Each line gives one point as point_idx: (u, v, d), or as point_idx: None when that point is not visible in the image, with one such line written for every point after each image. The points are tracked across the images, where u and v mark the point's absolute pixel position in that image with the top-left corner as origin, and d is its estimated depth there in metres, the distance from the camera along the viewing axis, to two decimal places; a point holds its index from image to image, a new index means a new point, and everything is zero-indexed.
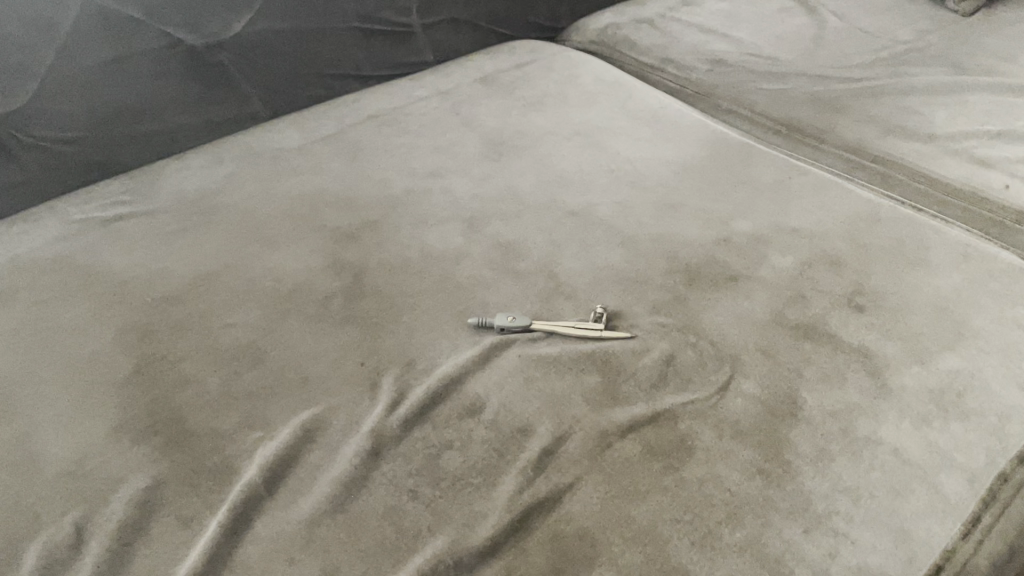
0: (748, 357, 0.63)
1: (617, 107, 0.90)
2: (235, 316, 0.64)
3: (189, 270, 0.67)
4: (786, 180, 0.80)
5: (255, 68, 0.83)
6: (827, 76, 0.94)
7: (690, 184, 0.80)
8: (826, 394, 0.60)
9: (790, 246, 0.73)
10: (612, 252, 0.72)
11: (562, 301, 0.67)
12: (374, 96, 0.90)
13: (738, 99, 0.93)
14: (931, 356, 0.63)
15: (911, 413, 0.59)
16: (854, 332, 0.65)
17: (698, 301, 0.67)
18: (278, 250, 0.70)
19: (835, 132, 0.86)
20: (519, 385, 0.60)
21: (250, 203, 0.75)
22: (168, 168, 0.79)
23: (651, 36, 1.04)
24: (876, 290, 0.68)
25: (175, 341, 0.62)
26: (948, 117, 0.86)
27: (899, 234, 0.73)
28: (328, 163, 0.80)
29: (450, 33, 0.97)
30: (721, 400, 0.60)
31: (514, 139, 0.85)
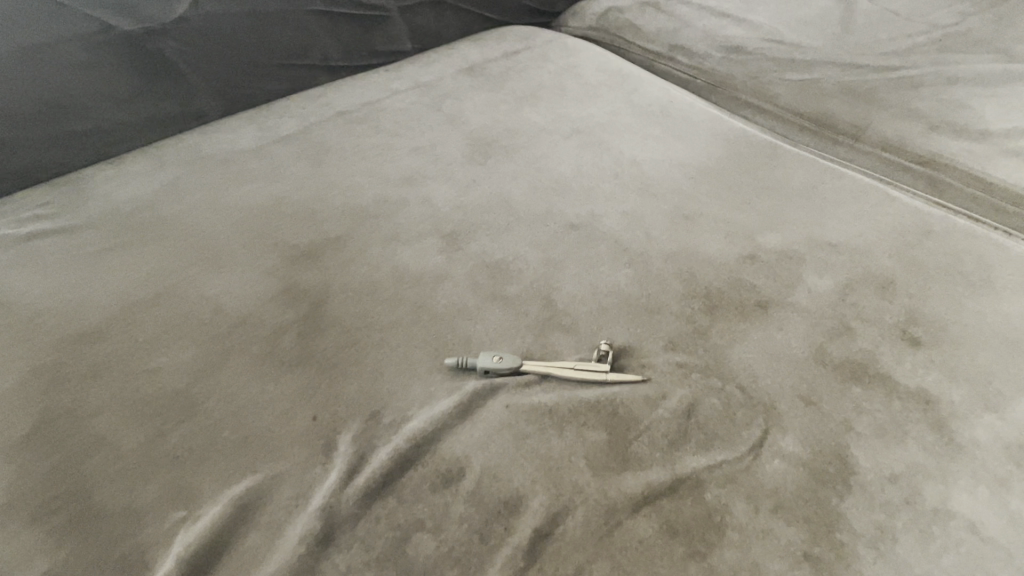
0: (785, 405, 0.52)
1: (622, 101, 0.79)
2: (164, 357, 0.52)
3: (112, 298, 0.56)
4: (819, 185, 0.69)
5: (206, 57, 0.71)
6: (859, 64, 0.82)
7: (707, 190, 0.69)
8: (882, 452, 0.49)
9: (829, 264, 0.62)
10: (617, 273, 0.61)
11: (560, 334, 0.56)
12: (344, 90, 0.78)
13: (758, 92, 0.81)
14: (1005, 403, 0.52)
15: (987, 476, 0.48)
16: (912, 371, 0.54)
17: (722, 335, 0.56)
18: (221, 273, 0.58)
19: (873, 128, 0.75)
20: (508, 444, 0.49)
21: (192, 214, 0.63)
22: (100, 173, 0.67)
23: (658, 20, 0.93)
24: (934, 318, 0.57)
25: (88, 390, 0.50)
26: (1002, 111, 0.75)
27: (955, 249, 0.62)
28: (287, 167, 0.68)
29: (432, 18, 0.86)
30: (754, 462, 0.49)
31: (504, 138, 0.73)
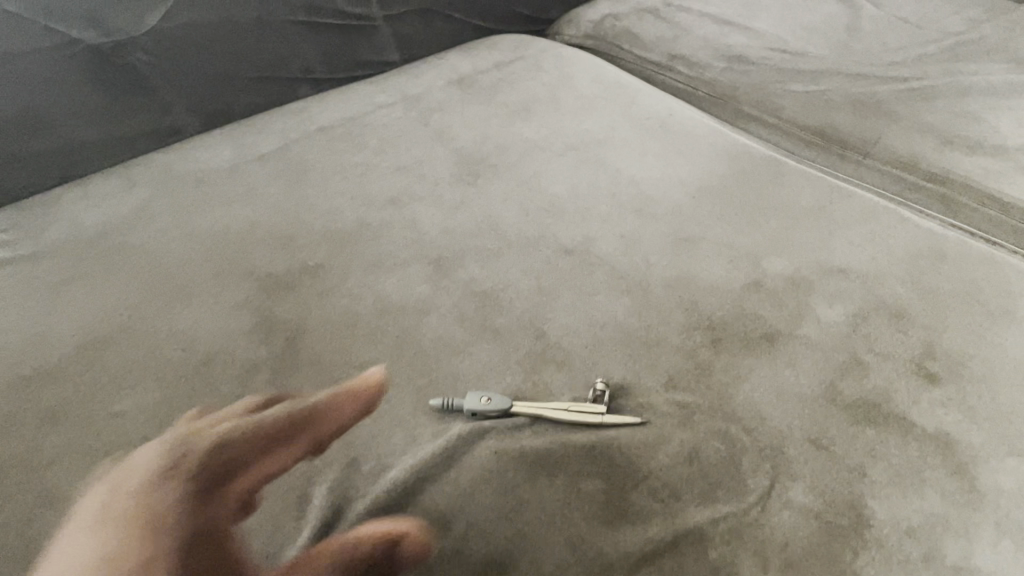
0: (794, 449, 0.48)
1: (618, 114, 0.75)
2: (127, 400, 0.49)
3: (74, 336, 0.53)
4: (826, 205, 0.65)
5: (180, 71, 0.68)
6: (867, 74, 0.79)
7: (709, 210, 0.65)
8: (900, 501, 0.46)
9: (839, 291, 0.58)
10: (614, 302, 0.57)
11: (553, 371, 0.53)
12: (327, 103, 0.75)
13: (761, 104, 0.78)
14: None
15: (1013, 528, 0.45)
16: (929, 411, 0.50)
17: (726, 371, 0.53)
18: (191, 306, 0.55)
19: (882, 143, 0.71)
20: (496, 495, 0.45)
21: (162, 242, 0.60)
22: (66, 196, 0.64)
23: (656, 27, 0.89)
24: (952, 352, 0.54)
25: (44, 439, 0.47)
26: (1017, 126, 0.71)
27: (972, 276, 0.59)
28: (265, 188, 0.65)
29: (420, 27, 0.82)
30: (762, 513, 0.45)
31: (495, 155, 0.70)
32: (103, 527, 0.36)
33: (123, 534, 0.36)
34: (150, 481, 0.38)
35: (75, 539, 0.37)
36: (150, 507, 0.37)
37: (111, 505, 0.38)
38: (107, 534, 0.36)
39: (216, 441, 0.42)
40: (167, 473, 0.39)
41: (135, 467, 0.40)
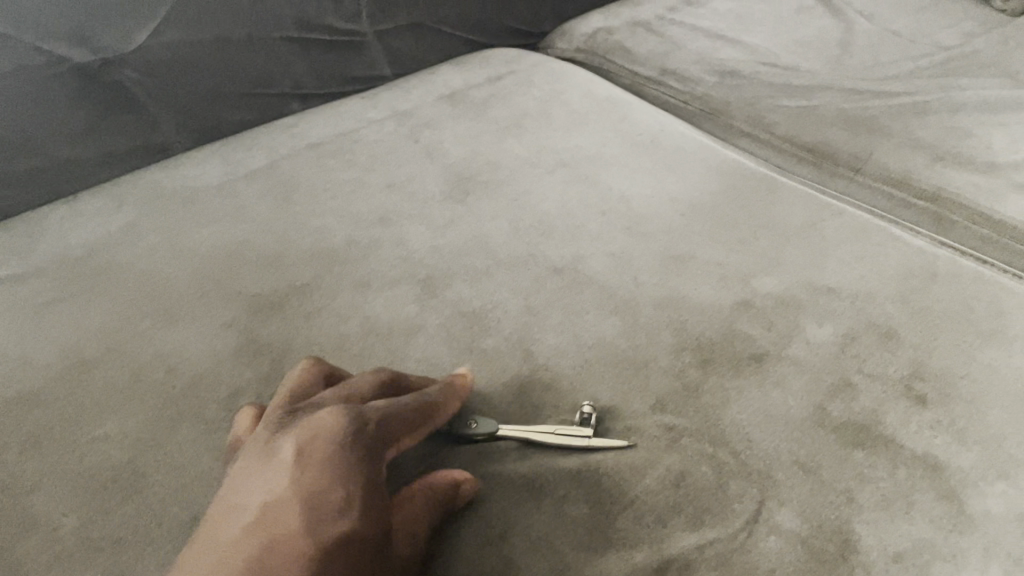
0: (781, 473, 0.48)
1: (610, 130, 0.75)
2: (111, 424, 0.49)
3: (59, 358, 0.52)
4: (818, 223, 0.65)
5: (168, 89, 0.68)
6: (860, 89, 0.79)
7: (700, 228, 0.65)
8: (888, 526, 0.45)
9: (829, 312, 0.58)
10: (603, 322, 0.57)
11: (540, 392, 0.52)
12: (317, 119, 0.74)
13: (754, 119, 0.78)
14: (1019, 469, 0.48)
15: (1000, 553, 0.45)
16: (917, 434, 0.50)
17: (714, 393, 0.52)
18: (177, 328, 0.55)
19: (874, 160, 0.71)
20: (481, 520, 0.45)
21: (148, 263, 0.59)
22: (53, 215, 0.63)
23: (648, 42, 0.89)
24: (942, 373, 0.53)
25: (26, 464, 0.47)
26: (1009, 142, 0.71)
27: (963, 295, 0.58)
28: (253, 207, 0.64)
29: (411, 42, 0.82)
30: (749, 539, 0.45)
31: (485, 173, 0.70)
32: (299, 473, 0.38)
33: (324, 486, 0.37)
34: (337, 436, 0.40)
35: (266, 478, 0.38)
36: (341, 464, 0.39)
37: (301, 449, 0.39)
38: (306, 482, 0.37)
39: (381, 407, 0.44)
40: (348, 431, 0.41)
41: (317, 418, 0.41)
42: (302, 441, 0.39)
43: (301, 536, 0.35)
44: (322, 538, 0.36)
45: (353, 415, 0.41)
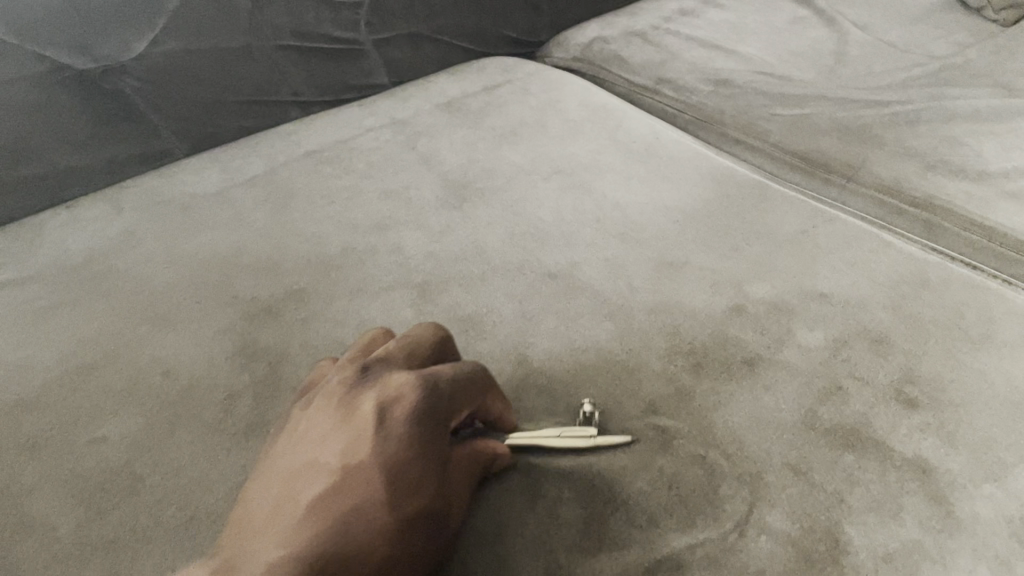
0: (772, 476, 0.48)
1: (605, 138, 0.76)
2: (109, 427, 0.49)
3: (58, 363, 0.53)
4: (810, 230, 0.66)
5: (167, 97, 0.68)
6: (852, 98, 0.80)
7: (694, 235, 0.65)
8: (877, 527, 0.46)
9: (821, 317, 0.58)
10: (597, 327, 0.58)
11: (535, 396, 0.53)
12: (315, 127, 0.75)
13: (747, 128, 0.79)
14: (1007, 472, 0.49)
15: (989, 555, 0.45)
16: (907, 437, 0.51)
17: (707, 397, 0.53)
18: (175, 333, 0.55)
19: (866, 168, 0.72)
20: (473, 521, 0.46)
21: (147, 268, 0.60)
22: (52, 221, 0.64)
23: (644, 51, 0.90)
24: (932, 378, 0.54)
25: (25, 467, 0.47)
26: (1000, 151, 0.72)
27: (953, 302, 0.59)
28: (251, 213, 0.65)
29: (409, 51, 0.83)
30: (739, 539, 0.45)
31: (481, 180, 0.70)
32: (380, 443, 0.39)
33: (402, 460, 0.39)
34: (416, 408, 0.41)
35: (346, 443, 0.39)
36: (417, 437, 0.40)
37: (381, 418, 0.40)
38: (388, 453, 0.39)
39: (453, 374, 0.44)
40: (425, 405, 0.41)
41: (395, 382, 0.42)
42: (381, 408, 0.41)
43: (380, 509, 0.37)
44: (397, 515, 0.38)
45: (431, 386, 0.42)
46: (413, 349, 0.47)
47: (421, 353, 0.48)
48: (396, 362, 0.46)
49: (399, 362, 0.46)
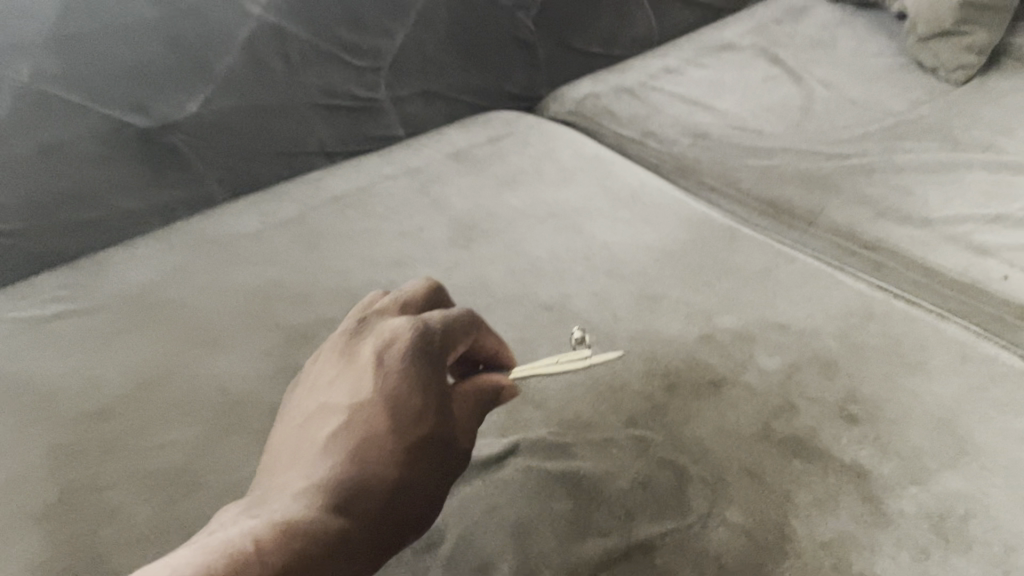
0: (731, 477, 0.57)
1: (596, 185, 0.86)
2: (173, 433, 0.58)
3: (126, 379, 0.62)
4: (773, 269, 0.75)
5: (212, 148, 0.78)
6: (815, 151, 0.90)
7: (671, 272, 0.75)
8: (817, 520, 0.55)
9: (779, 345, 0.67)
10: (586, 352, 0.67)
11: (531, 411, 0.63)
12: (339, 174, 0.85)
13: (722, 177, 0.89)
14: (929, 476, 0.58)
15: (910, 544, 0.54)
16: (847, 446, 0.60)
17: (679, 412, 0.62)
18: (224, 354, 0.64)
19: (825, 214, 0.82)
20: (481, 513, 0.55)
21: (197, 298, 0.69)
22: (113, 257, 0.74)
23: (631, 106, 1.01)
24: (871, 398, 0.63)
25: (104, 466, 0.56)
26: (944, 199, 0.81)
27: (894, 332, 0.68)
28: (285, 251, 0.75)
29: (422, 106, 0.94)
30: (701, 529, 0.54)
31: (487, 223, 0.80)
32: (379, 385, 0.46)
33: (402, 395, 0.46)
34: (409, 349, 0.47)
35: (352, 387, 0.47)
36: (414, 374, 0.47)
37: (381, 361, 0.47)
38: (388, 391, 0.46)
39: (443, 316, 0.50)
40: (418, 344, 0.47)
41: (389, 330, 0.49)
42: (380, 354, 0.47)
43: (384, 442, 0.44)
44: (401, 444, 0.45)
45: (422, 328, 0.48)
46: (410, 300, 0.54)
47: (418, 305, 0.54)
48: (394, 313, 0.53)
49: (396, 311, 0.53)
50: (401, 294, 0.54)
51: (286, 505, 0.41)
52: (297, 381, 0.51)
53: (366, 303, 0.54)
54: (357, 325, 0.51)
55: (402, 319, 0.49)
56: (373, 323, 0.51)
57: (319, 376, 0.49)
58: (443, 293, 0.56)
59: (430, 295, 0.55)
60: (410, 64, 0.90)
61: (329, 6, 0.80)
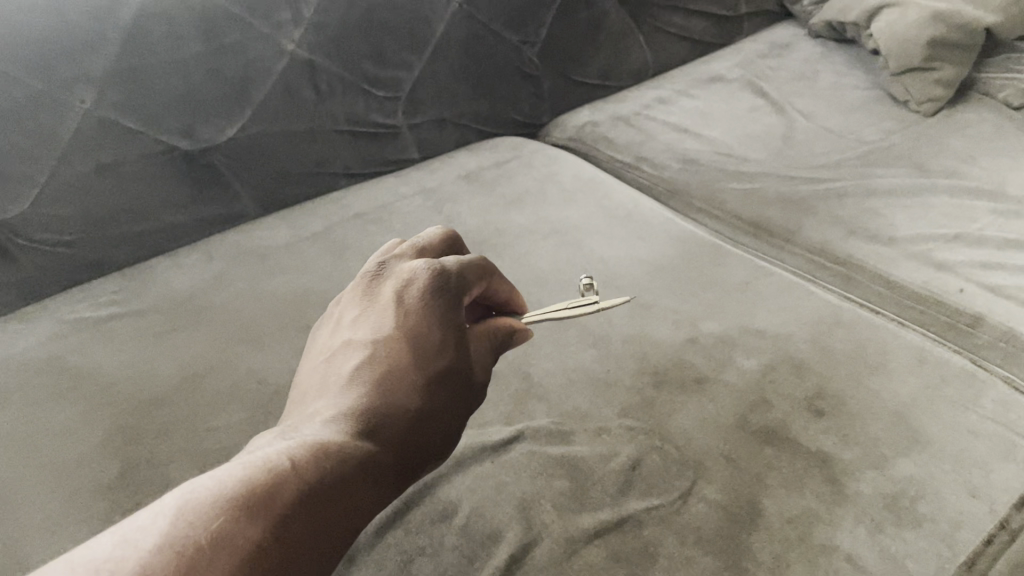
0: (711, 462, 0.65)
1: (594, 205, 0.94)
2: (220, 418, 0.66)
3: (177, 372, 0.70)
4: (753, 281, 0.84)
5: (248, 169, 0.88)
6: (794, 176, 0.98)
7: (661, 283, 0.83)
8: (785, 499, 0.63)
9: (756, 348, 0.76)
10: (584, 352, 0.75)
11: (534, 403, 0.71)
12: (360, 194, 0.94)
13: (709, 198, 0.98)
14: (886, 462, 0.65)
15: (866, 520, 0.61)
16: (814, 436, 0.67)
17: (666, 405, 0.70)
18: (263, 351, 0.72)
19: (802, 233, 0.90)
20: (491, 490, 0.63)
21: (237, 302, 0.78)
22: (159, 266, 0.83)
23: (627, 133, 1.10)
24: (837, 395, 0.71)
25: (160, 446, 0.64)
26: (910, 221, 0.89)
27: (860, 338, 0.76)
28: (313, 262, 0.83)
29: (435, 132, 1.04)
30: (683, 505, 0.62)
31: (494, 238, 0.88)
32: (402, 321, 0.53)
33: (423, 328, 0.53)
34: (429, 289, 0.54)
35: (377, 322, 0.53)
36: (433, 310, 0.53)
37: (402, 299, 0.54)
38: (412, 324, 0.53)
39: (458, 261, 0.57)
40: (436, 285, 0.54)
41: (408, 271, 0.55)
42: (401, 293, 0.54)
43: (410, 367, 0.51)
44: (423, 370, 0.51)
45: (439, 269, 0.55)
46: (425, 247, 0.60)
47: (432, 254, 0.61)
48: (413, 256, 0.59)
49: (414, 255, 0.60)
50: (417, 241, 0.61)
51: (328, 415, 0.47)
52: (324, 321, 0.57)
53: (387, 249, 0.60)
54: (379, 268, 0.58)
55: (421, 261, 0.56)
56: (393, 267, 0.58)
57: (345, 313, 0.56)
58: (455, 244, 0.63)
59: (443, 244, 0.62)
60: (426, 94, 1.00)
61: (354, 42, 0.90)
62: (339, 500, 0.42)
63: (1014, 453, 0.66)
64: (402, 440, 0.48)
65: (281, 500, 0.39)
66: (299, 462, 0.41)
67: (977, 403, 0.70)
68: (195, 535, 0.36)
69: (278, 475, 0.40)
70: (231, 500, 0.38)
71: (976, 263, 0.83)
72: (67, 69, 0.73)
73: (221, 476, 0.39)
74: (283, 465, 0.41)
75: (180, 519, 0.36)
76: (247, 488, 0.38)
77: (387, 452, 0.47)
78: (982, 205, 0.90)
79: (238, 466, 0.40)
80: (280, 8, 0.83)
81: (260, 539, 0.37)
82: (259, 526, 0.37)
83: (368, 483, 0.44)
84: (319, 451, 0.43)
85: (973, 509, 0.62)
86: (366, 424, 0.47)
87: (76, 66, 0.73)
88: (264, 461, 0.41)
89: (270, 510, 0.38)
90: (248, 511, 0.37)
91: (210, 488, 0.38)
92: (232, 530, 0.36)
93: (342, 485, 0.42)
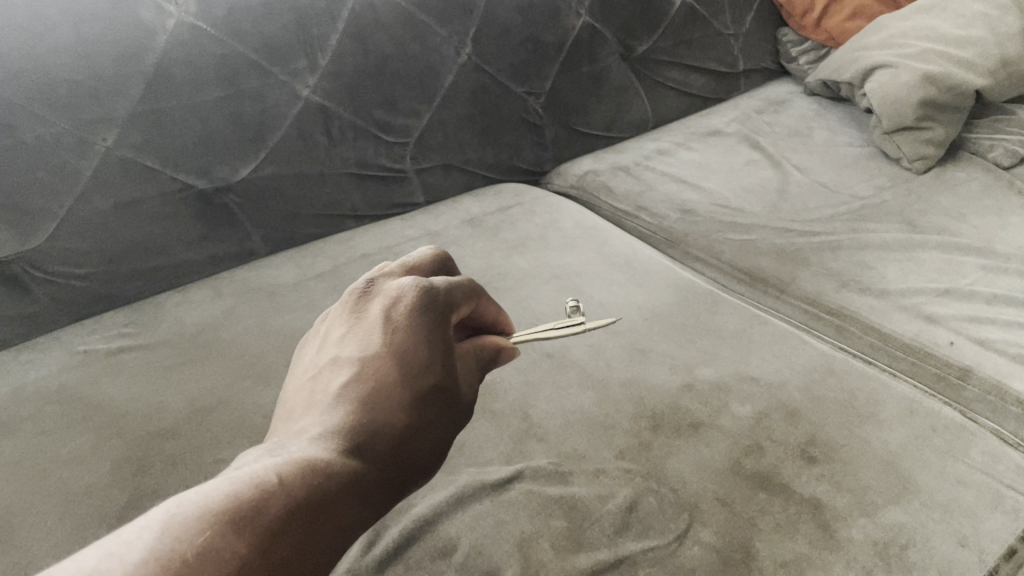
0: (706, 505, 0.67)
1: (594, 252, 0.97)
2: (225, 452, 0.67)
3: (186, 405, 0.72)
4: (747, 329, 0.86)
5: (259, 209, 0.92)
6: (790, 229, 1.01)
7: (658, 329, 0.85)
8: (780, 543, 0.64)
9: (750, 395, 0.77)
10: (583, 395, 0.77)
11: (534, 443, 0.72)
12: (368, 237, 0.97)
13: (706, 248, 1.01)
14: (877, 510, 0.66)
15: (856, 566, 0.62)
16: (807, 481, 0.69)
17: (663, 448, 0.72)
18: (269, 386, 0.74)
19: (796, 283, 0.93)
20: (489, 527, 0.64)
21: (246, 338, 0.80)
22: (170, 302, 0.86)
23: (627, 183, 1.13)
24: (829, 442, 0.72)
25: (167, 476, 0.65)
26: (901, 273, 0.92)
27: (852, 388, 0.78)
28: (320, 301, 0.85)
29: (441, 178, 1.07)
30: (679, 547, 0.63)
31: (496, 282, 0.91)
32: (390, 338, 0.54)
33: (410, 346, 0.54)
34: (417, 306, 0.55)
35: (364, 340, 0.54)
36: (420, 329, 0.55)
37: (390, 317, 0.55)
38: (399, 342, 0.54)
39: (445, 282, 0.58)
40: (423, 304, 0.55)
41: (397, 288, 0.57)
42: (389, 310, 0.55)
43: (397, 385, 0.52)
44: (411, 389, 0.52)
45: (426, 287, 0.57)
46: (413, 266, 0.63)
47: (419, 272, 0.63)
48: (399, 275, 0.61)
49: (401, 273, 0.62)
50: (406, 260, 0.63)
51: (313, 433, 0.48)
52: (310, 337, 0.58)
53: (376, 268, 0.62)
54: (367, 285, 0.59)
55: (409, 279, 0.57)
56: (381, 285, 0.59)
57: (332, 330, 0.57)
58: (443, 264, 0.66)
59: (431, 264, 0.64)
60: (434, 140, 1.03)
61: (367, 90, 0.94)
62: (327, 516, 0.42)
63: (1000, 504, 0.68)
64: (387, 456, 0.49)
65: (268, 516, 0.39)
66: (286, 478, 0.42)
67: (965, 453, 0.72)
68: (181, 549, 0.35)
69: (266, 491, 0.40)
70: (218, 516, 0.38)
71: (965, 317, 0.85)
72: (93, 110, 0.76)
73: (207, 491, 0.40)
74: (270, 481, 0.41)
75: (167, 533, 0.36)
76: (233, 504, 0.39)
77: (373, 468, 0.48)
78: (971, 260, 0.93)
79: (225, 482, 0.41)
80: (298, 56, 0.87)
81: (246, 553, 0.37)
82: (248, 541, 0.37)
83: (352, 499, 0.45)
84: (307, 466, 0.44)
85: (961, 558, 0.64)
86: (354, 442, 0.48)
87: (101, 108, 0.76)
88: (251, 478, 0.41)
89: (256, 525, 0.38)
90: (233, 526, 0.38)
91: (197, 503, 0.38)
92: (218, 545, 0.36)
93: (328, 502, 0.43)
